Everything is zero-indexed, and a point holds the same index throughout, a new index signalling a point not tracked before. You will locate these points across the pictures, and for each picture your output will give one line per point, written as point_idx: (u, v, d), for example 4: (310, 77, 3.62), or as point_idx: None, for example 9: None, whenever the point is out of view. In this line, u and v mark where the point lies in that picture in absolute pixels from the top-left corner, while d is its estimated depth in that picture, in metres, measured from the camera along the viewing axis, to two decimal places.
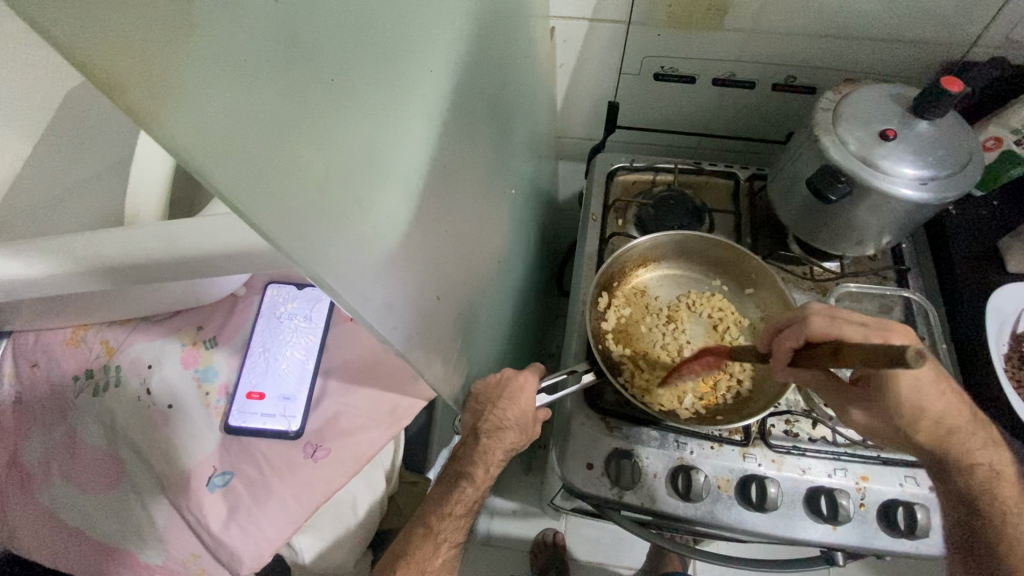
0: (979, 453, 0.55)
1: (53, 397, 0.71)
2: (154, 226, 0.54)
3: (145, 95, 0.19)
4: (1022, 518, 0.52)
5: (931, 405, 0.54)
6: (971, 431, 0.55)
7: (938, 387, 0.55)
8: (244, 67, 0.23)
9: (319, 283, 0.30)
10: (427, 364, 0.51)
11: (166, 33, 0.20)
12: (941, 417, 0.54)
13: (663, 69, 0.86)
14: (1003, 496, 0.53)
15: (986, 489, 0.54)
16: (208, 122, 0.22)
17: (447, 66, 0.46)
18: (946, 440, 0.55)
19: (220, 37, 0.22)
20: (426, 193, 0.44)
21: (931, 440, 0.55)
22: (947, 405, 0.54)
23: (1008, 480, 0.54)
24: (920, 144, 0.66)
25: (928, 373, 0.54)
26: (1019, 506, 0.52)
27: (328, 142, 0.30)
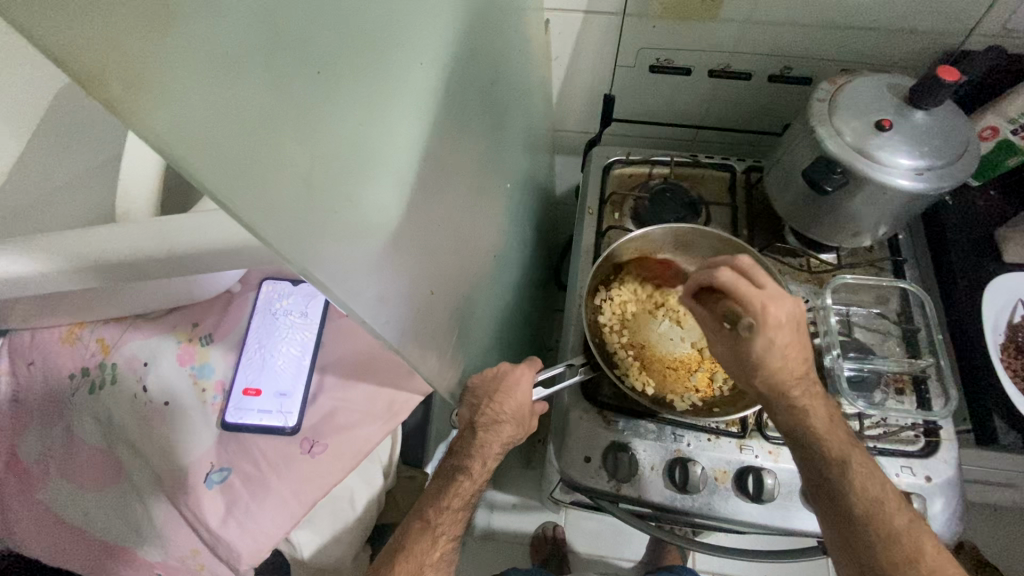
0: (802, 396, 0.56)
1: (51, 396, 0.71)
2: (146, 222, 0.54)
3: (124, 89, 0.19)
4: (832, 442, 0.57)
5: (772, 360, 0.54)
6: (799, 384, 0.56)
7: (789, 347, 0.54)
8: (225, 61, 0.23)
9: (309, 278, 0.30)
10: (422, 359, 0.51)
11: (144, 25, 0.20)
12: (778, 369, 0.54)
13: (658, 61, 0.86)
14: (816, 428, 0.57)
15: (802, 424, 0.57)
16: (190, 118, 0.22)
17: (438, 58, 0.45)
18: (776, 385, 0.55)
19: (199, 29, 0.22)
20: (418, 187, 0.43)
21: (764, 386, 0.56)
22: (787, 361, 0.54)
23: (820, 415, 0.58)
24: (914, 134, 0.66)
25: (786, 334, 0.52)
26: (831, 430, 0.57)
27: (315, 136, 0.29)
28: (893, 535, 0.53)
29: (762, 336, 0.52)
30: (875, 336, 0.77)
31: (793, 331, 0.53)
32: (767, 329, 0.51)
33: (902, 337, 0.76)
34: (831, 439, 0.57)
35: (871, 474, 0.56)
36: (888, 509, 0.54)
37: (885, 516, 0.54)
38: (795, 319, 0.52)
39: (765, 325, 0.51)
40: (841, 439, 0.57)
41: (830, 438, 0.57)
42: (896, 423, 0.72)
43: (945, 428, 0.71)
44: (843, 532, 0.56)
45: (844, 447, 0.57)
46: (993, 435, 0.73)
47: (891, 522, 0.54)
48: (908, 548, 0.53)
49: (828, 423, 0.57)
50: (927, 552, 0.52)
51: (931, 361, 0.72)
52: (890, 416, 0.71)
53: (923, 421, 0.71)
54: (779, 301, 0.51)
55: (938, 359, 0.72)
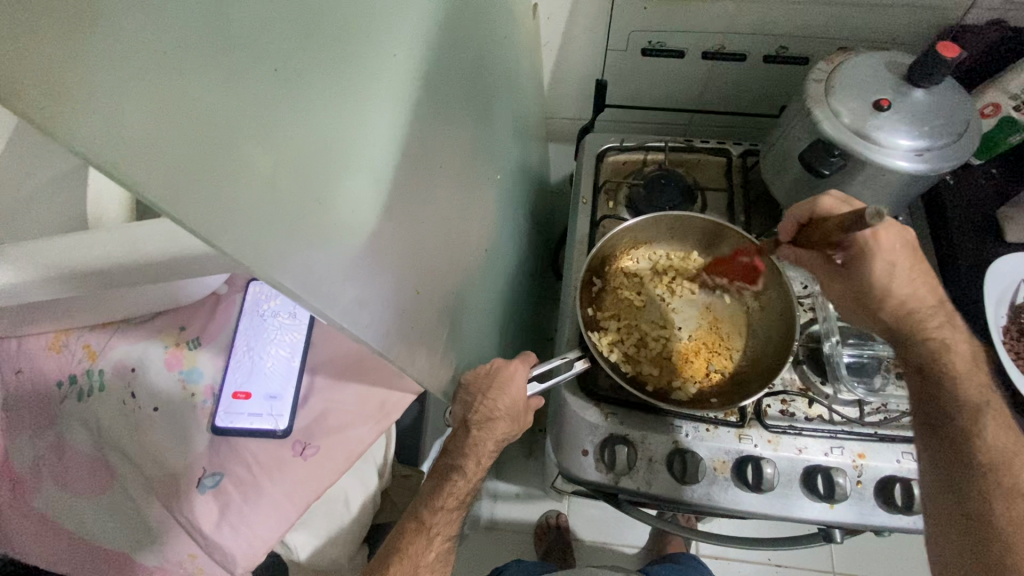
0: (939, 330, 0.54)
1: (40, 403, 0.70)
2: (120, 229, 0.59)
3: (46, 99, 0.19)
4: (969, 384, 0.51)
5: (897, 290, 0.55)
6: (935, 316, 0.56)
7: (912, 273, 0.55)
8: (163, 66, 0.23)
9: (276, 286, 0.29)
10: (411, 359, 0.49)
11: (65, 31, 0.20)
12: (905, 300, 0.55)
13: (650, 43, 0.84)
14: (954, 365, 0.52)
15: (933, 361, 0.53)
16: (123, 126, 0.21)
17: (415, 48, 0.44)
18: (905, 317, 0.56)
19: (130, 37, 0.22)
20: (398, 184, 0.42)
21: (891, 318, 0.56)
22: (915, 290, 0.55)
23: (961, 353, 0.53)
24: (915, 113, 0.64)
25: (905, 259, 0.55)
26: (973, 371, 0.52)
27: (280, 141, 0.28)
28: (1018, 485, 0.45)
29: (875, 262, 0.55)
30: None
31: (908, 255, 0.55)
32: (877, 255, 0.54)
33: None
34: (969, 378, 0.51)
35: (1009, 429, 0.48)
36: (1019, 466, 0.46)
37: (1012, 470, 0.46)
38: (904, 240, 0.55)
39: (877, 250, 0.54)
40: (980, 385, 0.51)
41: (969, 377, 0.51)
42: (896, 408, 0.72)
43: None
44: (951, 475, 0.49)
45: (982, 394, 0.51)
46: None
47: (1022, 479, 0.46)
48: None
49: (970, 363, 0.52)
50: None
51: None
52: (890, 401, 0.71)
53: None
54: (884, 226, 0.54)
55: None
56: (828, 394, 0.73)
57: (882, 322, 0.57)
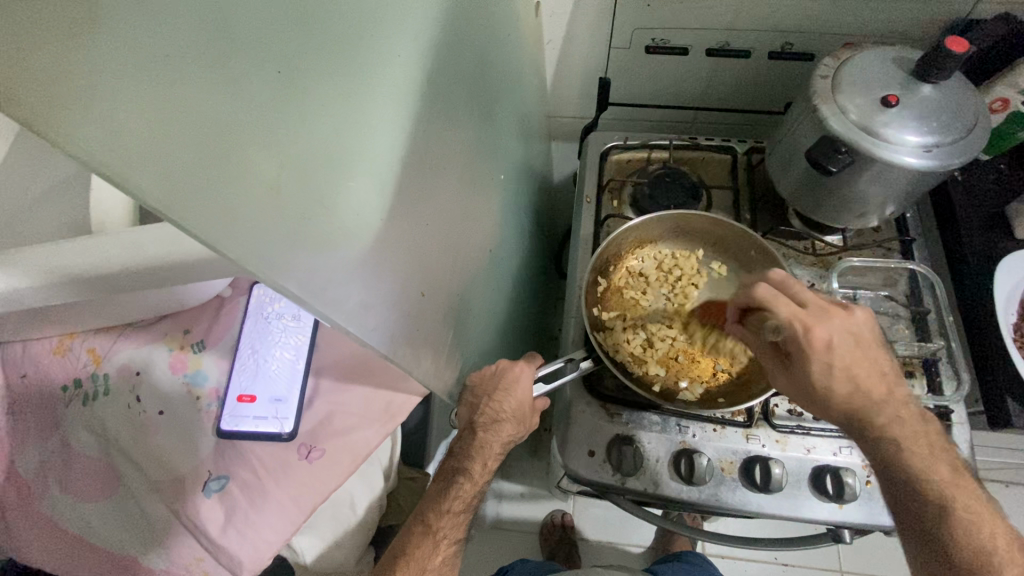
0: (889, 424, 0.52)
1: (45, 407, 0.71)
2: (117, 234, 0.58)
3: (45, 105, 0.19)
4: (934, 483, 0.51)
5: (839, 386, 0.51)
6: (883, 405, 0.52)
7: (856, 363, 0.51)
8: (164, 69, 0.22)
9: (281, 291, 0.29)
10: (416, 362, 0.49)
11: (64, 33, 0.19)
12: (849, 395, 0.51)
13: (654, 41, 0.83)
14: (916, 462, 0.51)
15: (897, 460, 0.52)
16: (125, 132, 0.21)
17: (418, 47, 0.43)
18: (857, 411, 0.52)
19: (130, 40, 0.21)
20: (403, 184, 0.41)
21: (842, 413, 0.53)
22: (859, 381, 0.51)
23: (916, 446, 0.52)
24: (923, 109, 0.63)
25: (847, 350, 0.50)
26: (933, 465, 0.51)
27: (283, 143, 0.28)
28: None
29: (812, 358, 0.50)
30: (883, 320, 0.75)
31: (851, 346, 0.51)
32: (814, 351, 0.50)
33: (911, 320, 0.74)
34: (932, 476, 0.51)
35: (979, 522, 0.49)
36: (998, 564, 0.47)
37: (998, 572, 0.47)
38: (843, 328, 0.50)
39: (814, 348, 0.50)
40: (946, 477, 0.51)
41: (931, 476, 0.51)
42: None
43: (956, 412, 0.69)
44: None
45: (947, 488, 0.50)
46: (1007, 418, 0.71)
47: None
48: None
49: (930, 455, 0.52)
50: None
51: (941, 345, 0.71)
52: None
53: (934, 407, 0.69)
54: (824, 319, 0.50)
55: (949, 343, 0.71)
56: None
57: (836, 417, 0.53)
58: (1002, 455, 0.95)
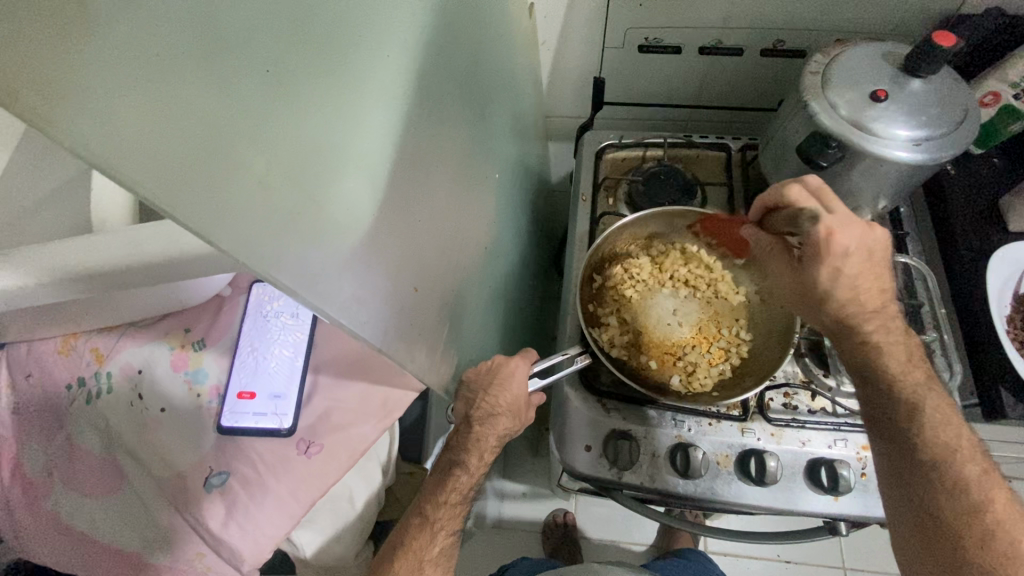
0: (876, 331, 0.56)
1: (50, 406, 0.72)
2: (116, 232, 0.59)
3: (39, 101, 0.20)
4: (905, 382, 0.55)
5: (841, 291, 0.54)
6: (873, 315, 0.56)
7: (861, 272, 0.53)
8: (155, 69, 0.24)
9: (273, 283, 0.30)
10: (410, 356, 0.50)
11: (54, 37, 0.21)
12: (846, 301, 0.55)
13: (648, 40, 0.84)
14: (888, 363, 0.56)
15: (874, 364, 0.56)
16: (114, 126, 0.22)
17: (408, 47, 0.44)
18: (847, 318, 0.56)
19: (120, 40, 0.22)
20: (393, 181, 0.42)
21: (833, 319, 0.57)
22: (859, 290, 0.54)
23: (896, 352, 0.56)
24: (911, 103, 0.64)
25: (858, 262, 0.53)
26: (907, 370, 0.55)
27: (272, 140, 0.29)
28: (961, 480, 0.50)
29: (826, 261, 0.53)
30: None
31: (864, 256, 0.53)
32: (830, 254, 0.52)
33: (905, 314, 0.75)
34: (905, 377, 0.55)
35: (947, 422, 0.53)
36: (960, 457, 0.51)
37: (953, 462, 0.51)
38: (867, 239, 0.52)
39: (830, 252, 0.52)
40: (920, 381, 0.55)
41: (904, 376, 0.55)
42: None
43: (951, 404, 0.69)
44: (901, 474, 0.53)
45: (918, 390, 0.54)
46: (1001, 409, 0.72)
47: (962, 470, 0.50)
48: (975, 496, 0.49)
49: (905, 361, 0.56)
50: (998, 505, 0.49)
51: (934, 337, 0.71)
52: None
53: None
54: (849, 226, 0.51)
55: (942, 334, 0.71)
56: (831, 386, 0.72)
57: (827, 322, 0.58)
58: (1002, 449, 0.95)
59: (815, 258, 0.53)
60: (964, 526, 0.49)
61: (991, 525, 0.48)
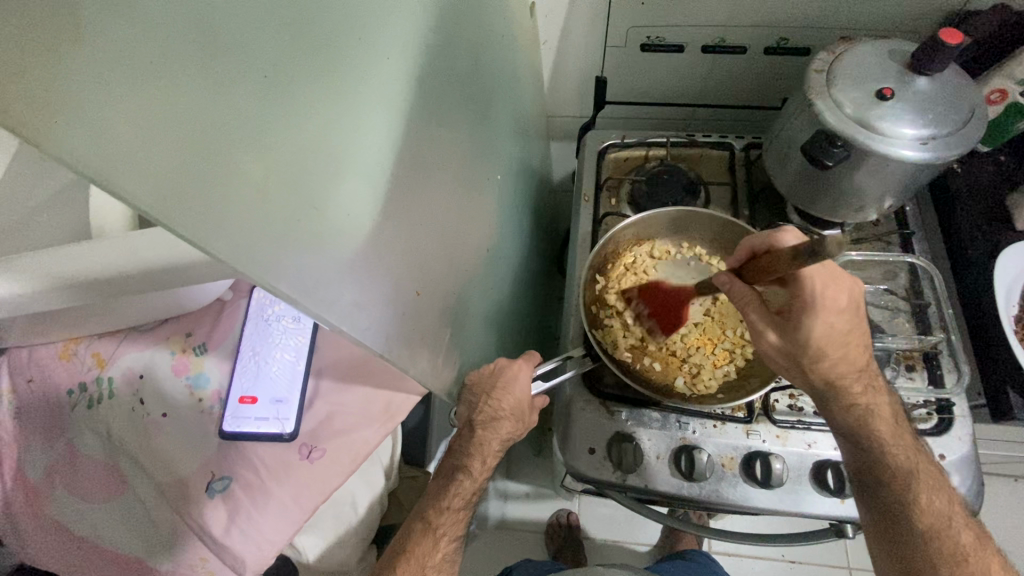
0: (864, 400, 0.56)
1: (51, 411, 0.72)
2: (114, 238, 0.59)
3: (23, 113, 0.20)
4: (897, 451, 0.56)
5: (833, 351, 0.53)
6: (859, 378, 0.55)
7: (850, 337, 0.53)
8: (147, 76, 0.23)
9: (274, 292, 0.29)
10: (412, 361, 0.49)
11: (45, 49, 0.21)
12: (838, 363, 0.53)
13: (649, 39, 0.83)
14: (882, 433, 0.56)
15: (866, 432, 0.56)
16: (106, 137, 0.22)
17: (408, 48, 0.44)
18: (836, 385, 0.55)
19: (110, 49, 0.22)
20: (394, 185, 0.42)
21: (822, 382, 0.55)
22: (847, 354, 0.53)
23: (884, 419, 0.56)
24: (919, 101, 0.63)
25: (846, 318, 0.51)
26: (898, 439, 0.56)
27: (271, 145, 0.29)
28: (957, 548, 0.53)
29: (818, 317, 0.51)
30: (883, 313, 0.75)
31: (851, 317, 0.52)
32: (823, 306, 0.50)
33: (912, 313, 0.74)
34: (897, 446, 0.56)
35: (938, 489, 0.55)
36: (953, 526, 0.54)
37: (949, 531, 0.54)
38: (855, 301, 0.52)
39: (823, 306, 0.50)
40: (910, 450, 0.56)
41: (896, 445, 0.56)
42: (906, 401, 0.70)
43: (958, 405, 0.69)
44: (898, 543, 0.56)
45: (911, 460, 0.56)
46: (1009, 410, 0.71)
47: (957, 538, 0.54)
48: (972, 564, 0.53)
49: (894, 428, 0.57)
50: (992, 570, 0.53)
51: (941, 337, 0.70)
52: (901, 394, 0.69)
53: (935, 399, 0.69)
54: (840, 286, 0.51)
55: (949, 334, 0.70)
56: None
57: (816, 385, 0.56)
58: (1008, 449, 0.95)
59: (804, 312, 0.51)
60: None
61: None
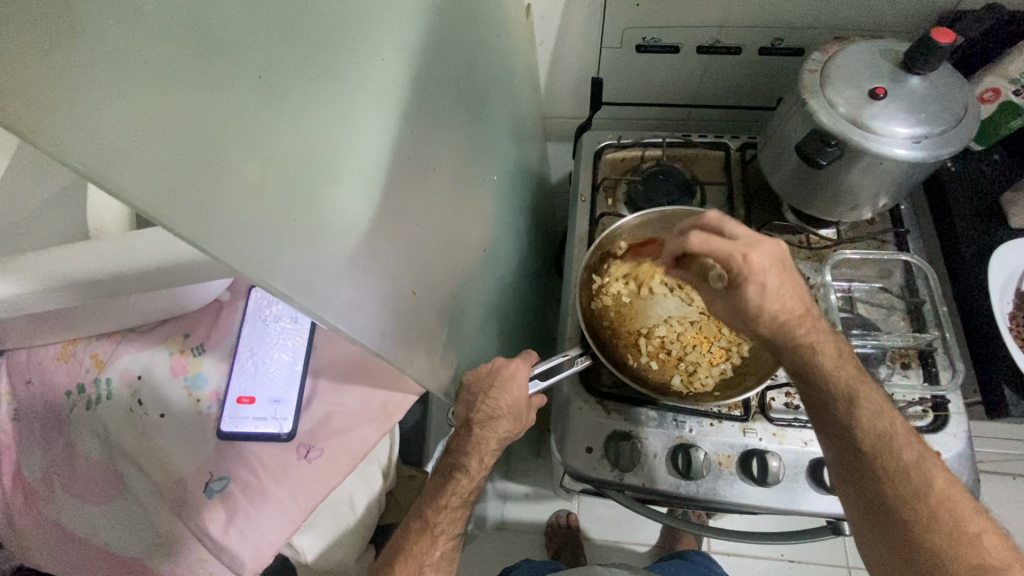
0: (806, 337, 0.54)
1: (50, 414, 0.73)
2: (111, 239, 0.60)
3: (22, 110, 0.20)
4: (839, 378, 0.54)
5: (771, 305, 0.51)
6: (801, 319, 0.53)
7: (783, 288, 0.51)
8: (143, 76, 0.23)
9: (271, 291, 0.30)
10: (409, 359, 0.49)
11: (43, 44, 0.21)
12: (778, 314, 0.52)
13: (645, 40, 0.84)
14: (823, 361, 0.54)
15: (808, 364, 0.55)
16: (106, 138, 0.22)
17: (402, 51, 0.44)
18: (779, 329, 0.53)
19: (110, 50, 0.22)
20: (390, 188, 0.42)
21: (766, 331, 0.54)
22: (786, 302, 0.52)
23: (827, 350, 0.55)
24: (911, 100, 0.64)
25: (774, 276, 0.50)
26: (837, 364, 0.54)
27: (266, 148, 0.29)
28: (902, 466, 0.51)
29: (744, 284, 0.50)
30: (878, 311, 0.75)
31: (780, 270, 0.50)
32: (749, 274, 0.49)
33: (906, 312, 0.75)
34: (838, 373, 0.54)
35: (879, 410, 0.53)
36: (897, 443, 0.52)
37: (892, 449, 0.51)
38: (777, 258, 0.50)
39: (750, 271, 0.49)
40: (851, 373, 0.54)
41: (837, 372, 0.54)
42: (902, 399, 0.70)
43: (954, 402, 0.69)
44: (847, 467, 0.54)
45: (852, 382, 0.54)
46: (1004, 407, 0.71)
47: (901, 456, 0.51)
48: (917, 481, 0.50)
49: (837, 357, 0.55)
50: (940, 483, 0.50)
51: (935, 335, 0.71)
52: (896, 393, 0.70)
53: (931, 396, 0.69)
54: (759, 246, 0.49)
55: (943, 332, 0.70)
56: None
57: (760, 334, 0.55)
58: (1005, 447, 0.95)
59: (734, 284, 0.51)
60: (910, 509, 0.50)
61: (936, 507, 0.49)
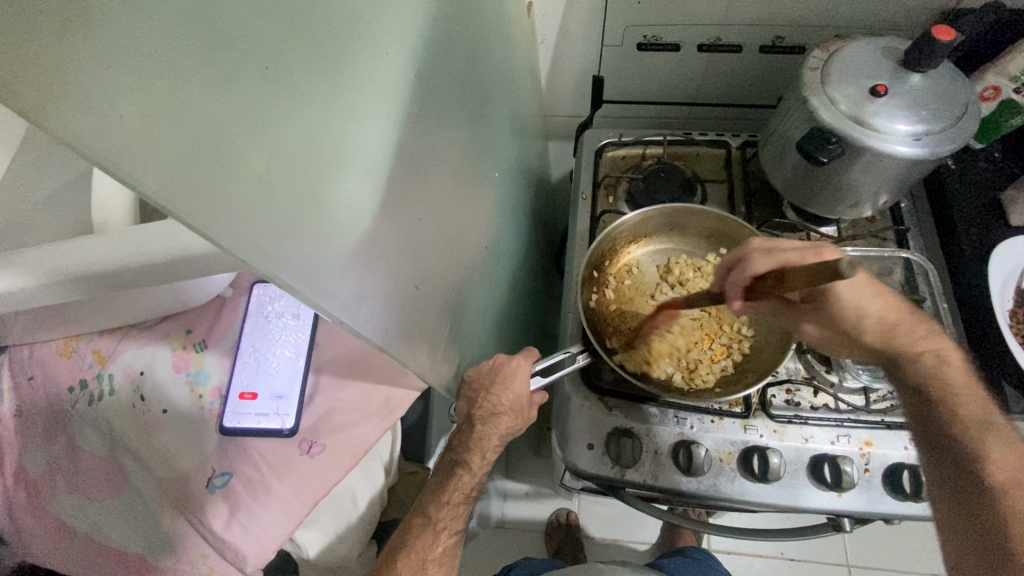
0: (918, 349, 0.55)
1: (52, 410, 0.73)
2: (121, 233, 0.60)
3: (35, 92, 0.20)
4: (967, 400, 0.49)
5: (859, 302, 0.57)
6: (909, 326, 0.57)
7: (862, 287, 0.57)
8: (152, 63, 0.23)
9: (276, 282, 0.30)
10: (412, 354, 0.50)
11: (57, 25, 0.20)
12: (878, 315, 0.57)
13: (646, 38, 0.84)
14: (950, 379, 0.52)
15: (936, 378, 0.52)
16: (114, 124, 0.22)
17: (406, 46, 0.44)
18: (890, 341, 0.56)
19: (120, 36, 0.22)
20: (393, 182, 0.42)
21: (877, 341, 0.57)
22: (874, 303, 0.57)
23: (955, 369, 0.52)
24: (911, 97, 0.64)
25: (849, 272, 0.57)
26: (969, 391, 0.50)
27: (271, 140, 0.29)
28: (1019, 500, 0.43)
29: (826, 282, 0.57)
30: None
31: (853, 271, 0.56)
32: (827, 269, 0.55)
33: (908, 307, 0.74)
34: (966, 393, 0.50)
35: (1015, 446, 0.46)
36: None
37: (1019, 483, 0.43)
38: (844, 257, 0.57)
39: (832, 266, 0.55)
40: (977, 399, 0.49)
41: (965, 392, 0.50)
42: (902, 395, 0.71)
43: None
44: (955, 491, 0.46)
45: (983, 409, 0.49)
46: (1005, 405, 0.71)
47: None
48: None
49: (967, 381, 0.51)
50: None
51: None
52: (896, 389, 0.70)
53: None
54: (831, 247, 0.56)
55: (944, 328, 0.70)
56: (834, 382, 0.72)
57: (873, 348, 0.58)
58: None
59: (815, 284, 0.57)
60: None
61: None
